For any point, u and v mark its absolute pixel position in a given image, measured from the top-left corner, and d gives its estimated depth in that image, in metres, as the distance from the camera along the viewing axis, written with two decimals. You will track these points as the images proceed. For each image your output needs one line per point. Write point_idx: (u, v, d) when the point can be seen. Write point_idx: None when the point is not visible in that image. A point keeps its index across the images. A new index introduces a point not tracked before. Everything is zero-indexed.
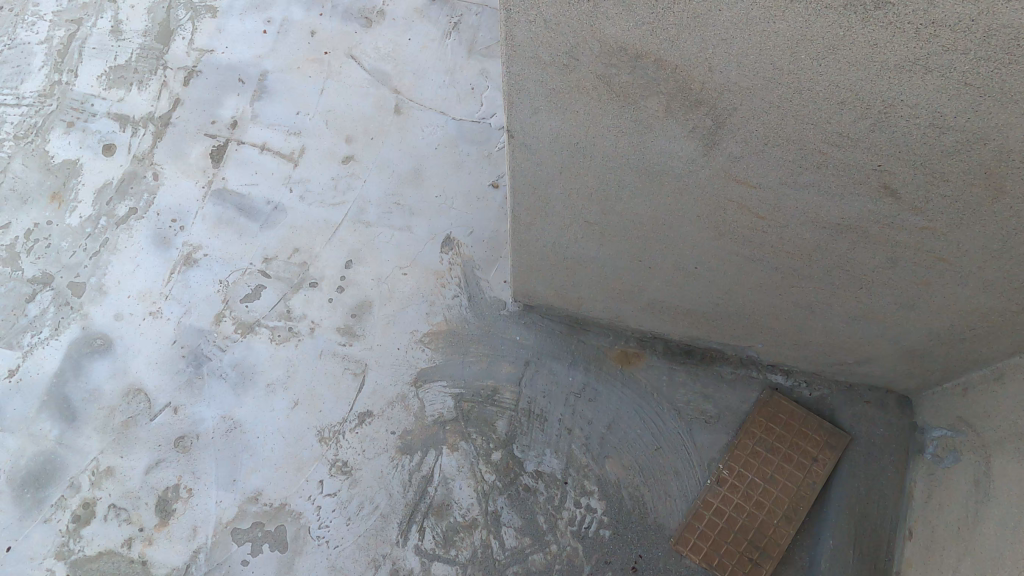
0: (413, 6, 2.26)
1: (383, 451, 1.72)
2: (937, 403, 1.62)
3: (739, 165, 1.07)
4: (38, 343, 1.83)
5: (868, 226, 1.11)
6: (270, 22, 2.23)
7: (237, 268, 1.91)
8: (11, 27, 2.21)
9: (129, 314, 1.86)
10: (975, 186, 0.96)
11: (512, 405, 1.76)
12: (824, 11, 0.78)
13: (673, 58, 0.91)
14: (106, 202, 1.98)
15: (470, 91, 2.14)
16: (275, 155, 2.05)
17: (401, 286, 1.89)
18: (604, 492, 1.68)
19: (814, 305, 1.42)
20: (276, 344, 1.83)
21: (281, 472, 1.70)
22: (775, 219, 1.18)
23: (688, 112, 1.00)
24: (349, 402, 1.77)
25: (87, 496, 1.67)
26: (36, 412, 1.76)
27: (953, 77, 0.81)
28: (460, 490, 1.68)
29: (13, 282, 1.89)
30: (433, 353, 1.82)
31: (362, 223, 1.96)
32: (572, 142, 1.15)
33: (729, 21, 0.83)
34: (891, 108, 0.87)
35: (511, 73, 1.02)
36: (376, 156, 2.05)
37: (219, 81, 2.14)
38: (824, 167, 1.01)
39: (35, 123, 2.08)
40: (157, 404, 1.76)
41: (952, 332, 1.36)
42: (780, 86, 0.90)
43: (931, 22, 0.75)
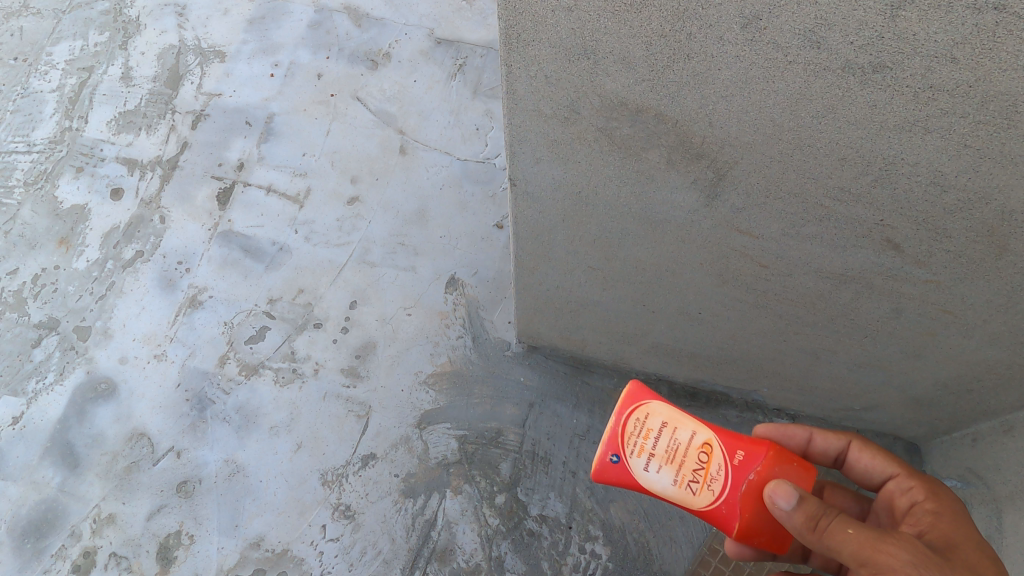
0: (418, 48, 2.29)
1: (386, 495, 1.71)
2: (947, 451, 1.60)
3: (742, 217, 1.07)
4: (42, 389, 1.83)
5: (872, 277, 1.11)
6: (277, 65, 2.27)
7: (242, 309, 1.92)
8: (24, 76, 2.27)
9: (134, 357, 1.86)
10: (978, 242, 0.95)
11: (516, 448, 1.75)
12: (822, 73, 0.78)
13: (673, 113, 0.92)
14: (114, 245, 2.00)
15: (475, 131, 2.15)
16: (281, 196, 2.06)
17: (405, 327, 1.89)
18: (610, 537, 1.66)
19: (819, 351, 1.42)
20: (280, 385, 1.83)
21: (283, 517, 1.69)
22: (777, 268, 1.18)
23: (689, 164, 1.00)
24: (353, 445, 1.76)
25: (89, 544, 1.66)
26: (39, 459, 1.75)
27: (953, 140, 0.81)
28: (463, 535, 1.66)
29: (19, 328, 1.90)
30: (437, 395, 1.81)
31: (367, 263, 1.97)
32: (574, 193, 1.16)
33: (729, 79, 0.84)
34: (892, 166, 0.88)
35: (512, 125, 1.03)
36: (381, 196, 2.06)
37: (226, 124, 2.18)
38: (826, 220, 1.01)
39: (45, 169, 2.12)
40: (160, 449, 1.76)
41: (960, 382, 1.34)
42: (781, 143, 0.90)
43: (929, 86, 0.75)
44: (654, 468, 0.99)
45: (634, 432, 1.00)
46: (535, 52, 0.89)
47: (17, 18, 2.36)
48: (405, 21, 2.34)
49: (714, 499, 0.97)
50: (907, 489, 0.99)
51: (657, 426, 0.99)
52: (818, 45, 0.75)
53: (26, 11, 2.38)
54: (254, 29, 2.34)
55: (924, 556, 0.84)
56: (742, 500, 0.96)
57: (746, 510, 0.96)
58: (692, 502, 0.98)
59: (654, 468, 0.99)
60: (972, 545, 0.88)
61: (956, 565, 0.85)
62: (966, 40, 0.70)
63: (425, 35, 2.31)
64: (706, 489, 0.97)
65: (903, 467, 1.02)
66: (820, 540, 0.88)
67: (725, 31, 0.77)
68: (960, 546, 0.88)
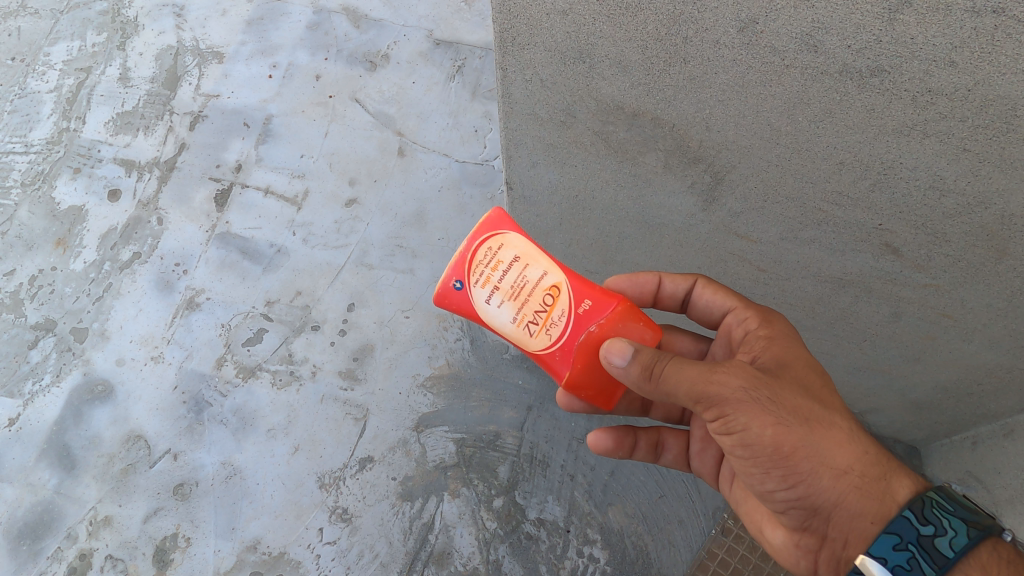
0: (417, 50, 2.28)
1: (384, 498, 1.70)
2: (945, 454, 1.56)
3: (739, 221, 1.07)
4: (39, 390, 1.82)
5: (871, 282, 1.10)
6: (275, 66, 2.26)
7: (240, 311, 1.91)
8: (22, 77, 2.26)
9: (131, 359, 1.86)
10: (978, 248, 0.94)
11: (514, 451, 1.74)
12: (819, 77, 0.78)
13: (670, 117, 0.92)
14: (111, 246, 2.00)
15: (473, 132, 2.15)
16: (279, 198, 2.06)
17: (403, 330, 1.88)
18: (608, 541, 1.65)
19: (819, 355, 1.41)
20: (278, 388, 1.82)
21: (280, 520, 1.68)
22: (776, 272, 1.17)
23: (687, 168, 0.99)
24: (350, 448, 1.75)
25: (85, 546, 1.65)
26: (35, 461, 1.75)
27: (952, 144, 0.80)
28: (461, 538, 1.65)
29: (16, 329, 1.90)
30: (435, 398, 1.80)
31: (365, 265, 1.96)
32: (571, 196, 1.15)
33: (726, 83, 0.83)
34: (890, 171, 0.87)
35: (509, 129, 1.03)
36: (380, 198, 2.05)
37: (224, 125, 2.17)
38: (825, 224, 1.00)
39: (42, 170, 2.11)
40: (157, 451, 1.75)
41: (960, 387, 1.32)
42: (778, 147, 0.90)
43: (927, 90, 0.75)
44: (495, 300, 0.98)
45: (481, 262, 0.97)
46: (530, 56, 0.89)
47: (16, 18, 2.36)
48: (404, 23, 2.33)
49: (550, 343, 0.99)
50: (741, 318, 1.09)
51: (510, 258, 0.97)
52: (815, 48, 0.75)
53: (25, 11, 2.38)
54: (253, 30, 2.34)
55: (753, 377, 0.92)
56: (577, 351, 0.98)
57: (579, 362, 0.99)
58: (528, 343, 1.00)
59: (496, 302, 0.98)
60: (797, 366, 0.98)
61: (785, 385, 0.94)
62: (965, 43, 0.69)
63: (424, 36, 2.31)
64: (542, 333, 0.98)
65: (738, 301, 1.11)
66: (658, 384, 0.94)
67: (722, 35, 0.77)
68: (787, 369, 0.97)
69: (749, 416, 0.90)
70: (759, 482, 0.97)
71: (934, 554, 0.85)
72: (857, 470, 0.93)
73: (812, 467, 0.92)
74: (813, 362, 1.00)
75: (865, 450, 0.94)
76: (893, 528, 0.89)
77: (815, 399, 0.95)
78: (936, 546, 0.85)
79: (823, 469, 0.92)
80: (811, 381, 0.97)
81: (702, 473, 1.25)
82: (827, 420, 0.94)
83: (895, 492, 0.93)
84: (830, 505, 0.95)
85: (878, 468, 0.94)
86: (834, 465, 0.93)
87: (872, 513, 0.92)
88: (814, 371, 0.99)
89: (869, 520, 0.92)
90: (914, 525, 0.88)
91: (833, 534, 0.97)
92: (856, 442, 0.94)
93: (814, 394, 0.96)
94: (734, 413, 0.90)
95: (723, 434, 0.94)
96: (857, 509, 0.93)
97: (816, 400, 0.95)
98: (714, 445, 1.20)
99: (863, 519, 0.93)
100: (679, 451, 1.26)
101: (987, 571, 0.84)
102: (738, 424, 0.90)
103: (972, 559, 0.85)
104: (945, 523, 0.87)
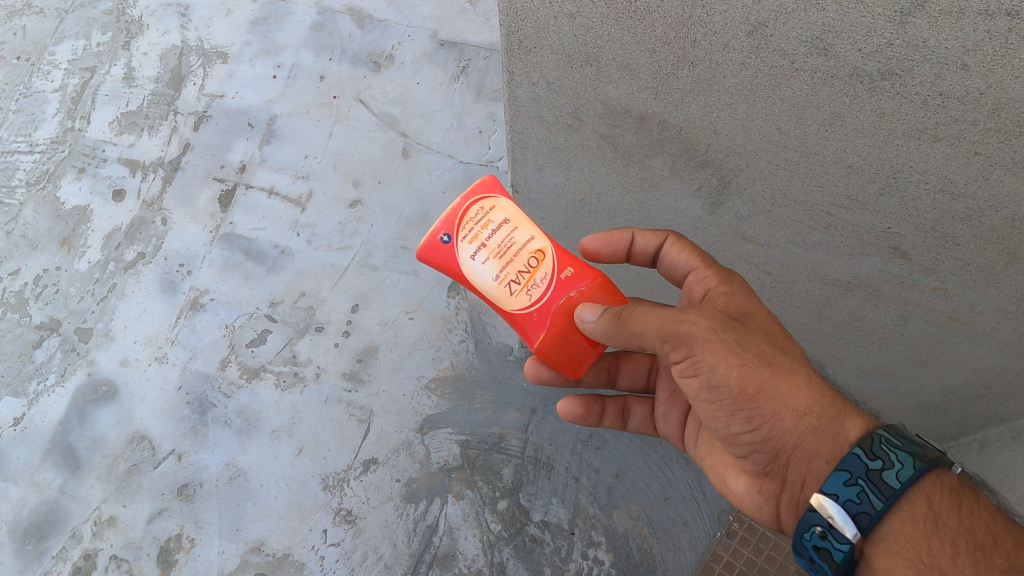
0: (421, 50, 2.28)
1: (388, 500, 1.69)
2: None
3: (746, 224, 1.06)
4: (43, 390, 1.82)
5: (879, 285, 1.10)
6: (279, 67, 2.26)
7: (244, 312, 1.91)
8: (27, 76, 2.26)
9: (135, 360, 1.86)
10: (988, 250, 0.93)
11: (519, 453, 1.74)
12: (829, 80, 0.77)
13: (678, 121, 0.91)
14: (115, 247, 2.00)
15: (478, 133, 2.14)
16: (283, 200, 2.06)
17: (407, 332, 1.88)
18: (612, 543, 1.64)
19: (825, 357, 1.41)
20: (282, 389, 1.82)
21: (284, 521, 1.68)
22: (783, 275, 1.17)
23: (694, 172, 0.99)
24: (355, 449, 1.75)
25: (89, 546, 1.65)
26: (40, 461, 1.75)
27: (963, 147, 0.79)
28: (465, 540, 1.65)
29: (20, 328, 1.89)
30: (439, 400, 1.80)
31: (369, 267, 1.96)
32: (577, 199, 1.15)
33: (735, 87, 0.83)
34: (900, 174, 0.86)
35: (515, 131, 1.02)
36: (384, 199, 2.05)
37: (228, 125, 2.17)
38: (832, 228, 1.00)
39: (47, 169, 2.11)
40: (161, 451, 1.75)
41: (967, 390, 1.31)
42: (787, 150, 0.89)
43: (939, 93, 0.74)
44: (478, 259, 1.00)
45: (472, 219, 1.01)
46: (536, 60, 0.89)
47: (20, 17, 2.36)
48: (408, 23, 2.33)
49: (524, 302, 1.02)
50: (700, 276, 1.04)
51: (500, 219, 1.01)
52: (826, 52, 0.74)
53: (30, 10, 2.38)
54: (257, 30, 2.33)
55: (721, 319, 0.92)
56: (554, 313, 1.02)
57: (554, 322, 1.02)
58: (506, 301, 1.03)
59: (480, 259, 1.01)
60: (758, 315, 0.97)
61: (749, 327, 0.94)
62: (978, 46, 0.68)
63: (428, 37, 2.30)
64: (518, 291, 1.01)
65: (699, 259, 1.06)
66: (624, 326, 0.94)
67: (730, 39, 0.77)
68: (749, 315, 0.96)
69: (717, 357, 0.89)
70: (721, 427, 0.96)
71: (884, 487, 0.83)
72: (816, 410, 0.92)
73: (774, 410, 0.91)
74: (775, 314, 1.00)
75: (822, 393, 0.93)
76: (843, 464, 0.86)
77: (776, 342, 0.94)
78: (884, 479, 0.83)
79: (784, 410, 0.91)
80: (772, 328, 0.96)
81: (668, 435, 1.24)
82: (787, 363, 0.93)
83: (848, 431, 0.90)
84: (790, 448, 0.93)
85: (834, 409, 0.92)
86: (793, 406, 0.91)
87: (827, 453, 0.90)
88: (775, 320, 0.99)
89: (825, 460, 0.90)
90: (863, 460, 0.85)
91: (794, 478, 0.95)
92: (814, 385, 0.93)
93: (774, 341, 0.95)
94: (702, 354, 0.90)
95: (689, 376, 0.93)
96: (815, 451, 0.91)
97: (777, 344, 0.94)
98: (678, 407, 1.20)
99: (819, 460, 0.90)
100: (645, 415, 1.28)
101: (931, 501, 0.84)
102: (707, 366, 0.90)
103: (915, 489, 0.85)
104: (894, 457, 0.84)
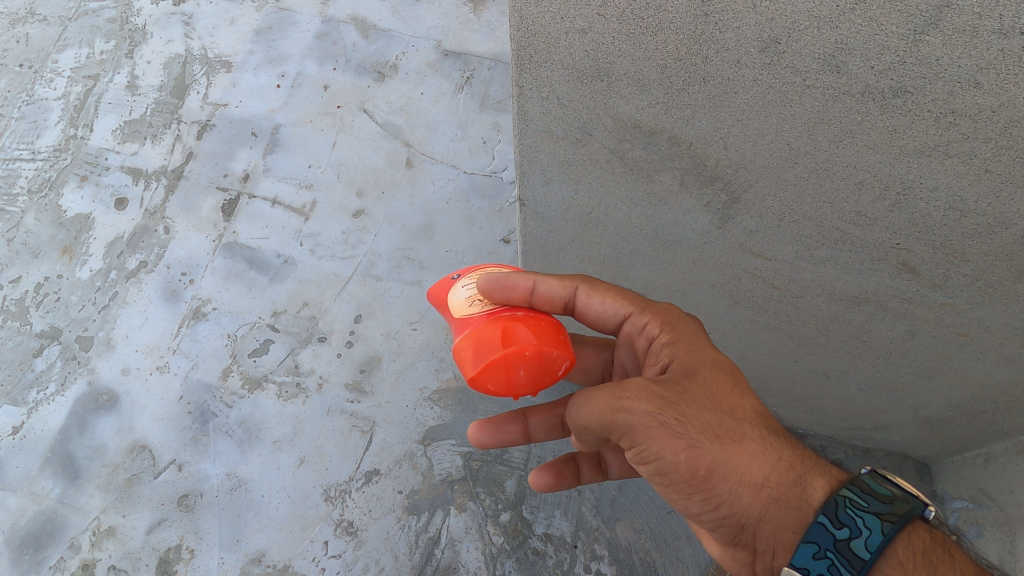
0: (425, 60, 2.28)
1: (390, 511, 1.68)
2: (958, 471, 1.53)
3: (754, 239, 1.06)
4: (44, 399, 1.81)
5: (887, 300, 1.09)
6: (283, 76, 2.26)
7: (246, 322, 1.90)
8: (30, 84, 2.26)
9: (136, 369, 1.85)
10: (997, 266, 0.93)
11: (521, 465, 1.72)
12: (841, 97, 0.77)
13: (688, 135, 0.91)
14: (117, 255, 1.99)
15: (482, 144, 2.14)
16: (286, 209, 2.05)
17: (411, 342, 1.87)
18: (615, 556, 1.63)
19: (831, 371, 1.40)
20: (284, 400, 1.81)
21: (285, 532, 1.66)
22: (789, 289, 1.16)
23: (703, 187, 0.99)
24: (357, 460, 1.74)
25: (88, 557, 1.64)
26: (38, 469, 1.73)
27: (974, 164, 0.79)
28: (467, 553, 1.63)
29: (21, 336, 1.89)
30: (442, 411, 1.79)
31: (372, 277, 1.96)
32: (584, 213, 1.15)
33: (745, 103, 0.83)
34: (910, 191, 0.86)
35: (524, 145, 1.02)
36: (388, 210, 2.05)
37: (232, 135, 2.17)
38: (841, 243, 0.99)
39: (49, 177, 2.11)
40: (162, 461, 1.74)
41: (973, 404, 1.30)
42: (797, 166, 0.89)
43: (951, 111, 0.74)
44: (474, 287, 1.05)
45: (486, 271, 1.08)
46: (547, 74, 0.89)
47: (24, 25, 2.37)
48: (412, 33, 2.34)
49: (479, 312, 1.00)
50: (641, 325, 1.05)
51: None
52: (838, 69, 0.74)
53: (33, 18, 2.38)
54: (261, 39, 2.33)
55: (656, 398, 0.89)
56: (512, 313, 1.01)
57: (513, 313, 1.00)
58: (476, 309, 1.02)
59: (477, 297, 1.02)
60: (705, 377, 0.94)
61: (690, 394, 0.91)
62: (991, 65, 0.68)
63: (432, 47, 2.31)
64: (484, 306, 1.01)
65: (633, 304, 1.06)
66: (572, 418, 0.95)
67: (743, 55, 0.77)
68: (690, 383, 0.93)
69: (661, 443, 0.87)
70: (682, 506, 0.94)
71: (853, 559, 0.79)
72: (773, 480, 0.88)
73: (729, 487, 0.88)
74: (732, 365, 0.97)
75: (779, 458, 0.89)
76: (811, 535, 0.82)
77: (722, 407, 0.91)
78: (852, 549, 0.79)
79: (741, 485, 0.88)
80: (720, 387, 0.93)
81: None
82: (733, 430, 0.89)
83: (810, 496, 0.86)
84: (754, 521, 0.90)
85: (794, 473, 0.88)
86: (749, 478, 0.88)
87: (793, 522, 0.87)
88: (730, 376, 0.95)
89: (791, 531, 0.87)
90: (830, 530, 0.81)
91: (765, 550, 0.92)
92: (769, 450, 0.89)
93: (721, 409, 0.91)
94: (645, 442, 0.88)
95: (640, 462, 0.91)
96: (779, 522, 0.88)
97: (723, 411, 0.91)
98: None
99: (785, 530, 0.87)
100: (622, 464, 1.24)
101: (904, 567, 0.79)
102: (652, 453, 0.88)
103: (887, 557, 0.80)
104: (861, 523, 0.81)
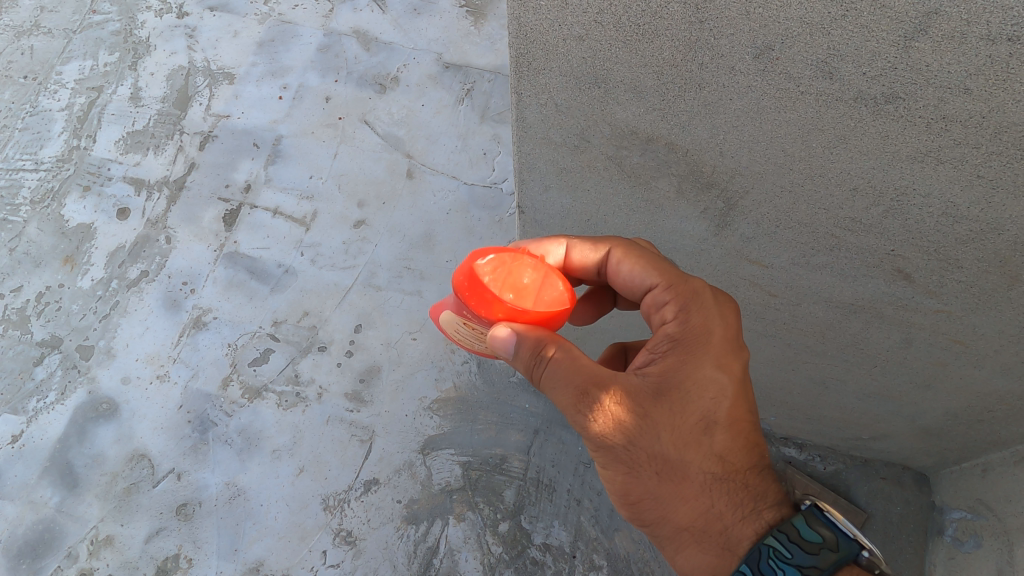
0: (427, 73, 2.30)
1: (389, 520, 1.68)
2: (956, 482, 1.54)
3: (751, 246, 1.07)
4: (43, 408, 1.82)
5: (884, 307, 1.10)
6: (285, 88, 2.28)
7: (247, 331, 1.91)
8: (34, 95, 2.28)
9: (136, 378, 1.85)
10: (990, 273, 0.93)
11: (521, 474, 1.72)
12: (834, 104, 0.78)
13: (683, 142, 0.92)
14: (119, 264, 2.00)
15: (482, 155, 2.16)
16: (287, 219, 2.07)
17: (411, 352, 1.88)
18: (614, 567, 1.63)
19: (828, 381, 1.41)
20: (283, 409, 1.81)
21: (284, 541, 1.66)
22: (787, 296, 1.17)
23: (699, 194, 1.00)
24: (355, 470, 1.74)
25: (85, 566, 1.64)
26: (37, 478, 1.73)
27: (966, 170, 0.80)
28: (465, 562, 1.63)
29: (21, 345, 1.89)
30: (442, 420, 1.79)
31: (373, 287, 1.96)
32: (583, 221, 1.17)
33: (740, 109, 0.84)
34: (904, 196, 0.87)
35: (523, 151, 1.04)
36: (388, 220, 2.06)
37: (234, 146, 2.19)
38: (837, 250, 1.00)
39: (51, 188, 2.12)
40: (161, 470, 1.74)
41: (970, 413, 1.31)
42: (792, 172, 0.90)
43: (942, 117, 0.75)
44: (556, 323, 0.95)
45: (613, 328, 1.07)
46: (545, 80, 0.90)
47: (28, 37, 2.39)
48: (413, 46, 2.36)
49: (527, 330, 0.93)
50: (659, 299, 0.98)
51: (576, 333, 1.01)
52: (831, 76, 0.75)
53: (38, 30, 2.40)
54: (264, 52, 2.36)
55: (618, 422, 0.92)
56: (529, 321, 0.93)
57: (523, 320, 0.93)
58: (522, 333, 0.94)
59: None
60: (687, 418, 0.91)
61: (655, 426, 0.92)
62: (980, 71, 0.69)
63: (433, 59, 2.33)
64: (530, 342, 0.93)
65: (662, 278, 0.98)
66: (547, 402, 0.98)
67: (737, 61, 0.78)
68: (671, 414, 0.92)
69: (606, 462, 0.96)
70: None
71: None
72: (703, 521, 0.92)
73: (659, 512, 0.95)
74: (737, 387, 0.93)
75: (712, 504, 0.92)
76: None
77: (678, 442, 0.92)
78: None
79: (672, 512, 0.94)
80: (688, 418, 0.92)
81: None
82: (682, 475, 0.92)
83: (737, 546, 0.90)
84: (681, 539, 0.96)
85: (721, 523, 0.91)
86: (682, 511, 0.93)
87: (712, 563, 0.93)
88: (712, 404, 0.92)
89: (706, 567, 0.94)
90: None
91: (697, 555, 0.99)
92: (709, 492, 0.92)
93: (678, 443, 0.92)
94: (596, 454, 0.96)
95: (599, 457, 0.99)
96: (701, 555, 0.94)
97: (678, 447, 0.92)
98: None
99: (705, 565, 0.94)
100: None
101: None
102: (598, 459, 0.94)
103: None
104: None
